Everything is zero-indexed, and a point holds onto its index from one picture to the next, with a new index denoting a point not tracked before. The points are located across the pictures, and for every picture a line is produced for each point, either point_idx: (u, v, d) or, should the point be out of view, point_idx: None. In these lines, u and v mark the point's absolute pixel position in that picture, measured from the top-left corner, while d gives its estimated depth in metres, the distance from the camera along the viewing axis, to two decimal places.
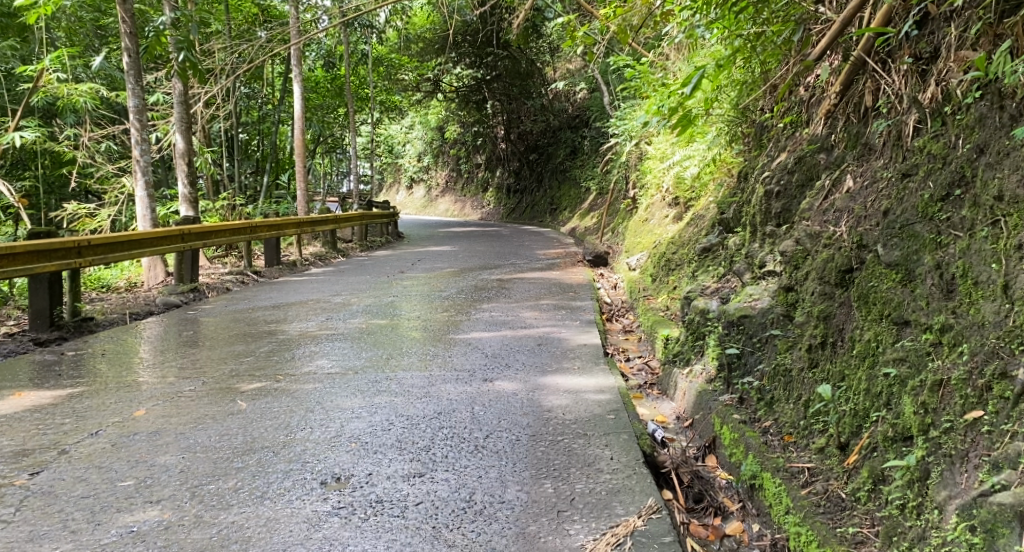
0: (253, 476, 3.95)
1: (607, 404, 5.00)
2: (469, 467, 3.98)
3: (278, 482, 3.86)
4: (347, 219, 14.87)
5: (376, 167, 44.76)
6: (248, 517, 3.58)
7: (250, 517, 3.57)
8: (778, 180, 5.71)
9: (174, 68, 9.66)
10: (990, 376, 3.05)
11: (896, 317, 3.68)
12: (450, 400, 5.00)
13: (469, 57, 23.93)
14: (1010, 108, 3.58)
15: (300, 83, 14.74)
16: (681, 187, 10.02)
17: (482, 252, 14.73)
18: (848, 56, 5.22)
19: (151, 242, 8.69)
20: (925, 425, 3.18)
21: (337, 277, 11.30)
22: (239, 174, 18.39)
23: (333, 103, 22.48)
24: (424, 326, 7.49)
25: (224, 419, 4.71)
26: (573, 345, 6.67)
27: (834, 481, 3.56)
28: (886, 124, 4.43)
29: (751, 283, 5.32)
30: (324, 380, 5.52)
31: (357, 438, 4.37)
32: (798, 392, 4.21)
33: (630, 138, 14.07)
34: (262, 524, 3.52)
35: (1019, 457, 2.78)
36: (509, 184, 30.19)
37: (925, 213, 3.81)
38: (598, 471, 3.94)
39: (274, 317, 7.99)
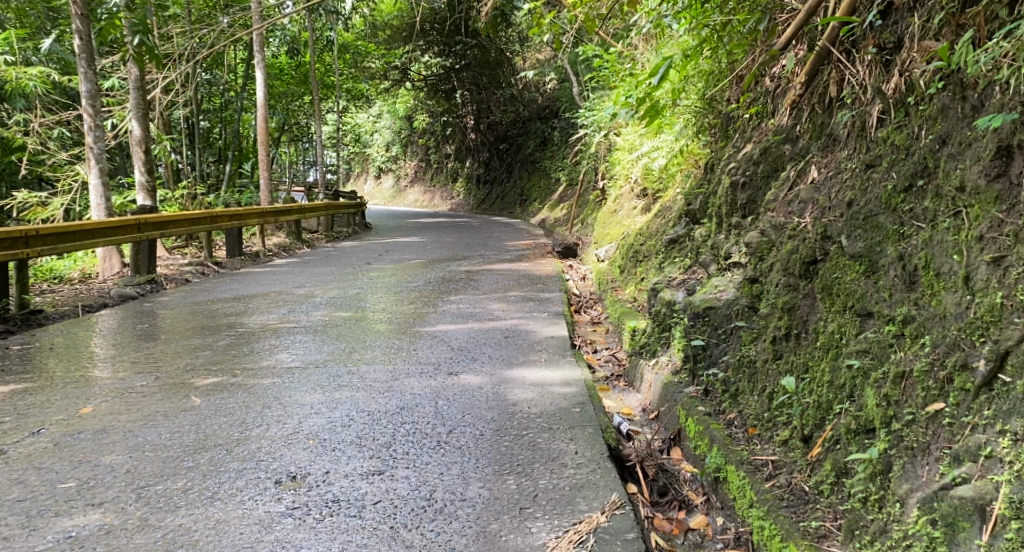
0: (204, 475, 3.84)
1: (573, 397, 4.95)
2: (430, 463, 3.91)
3: (230, 482, 3.77)
4: (311, 208, 14.69)
5: (344, 157, 44.39)
6: (197, 519, 3.48)
7: (198, 520, 3.47)
8: (744, 171, 5.69)
9: (129, 52, 9.41)
10: (952, 367, 3.01)
11: (860, 309, 3.67)
12: (413, 395, 4.92)
13: (437, 46, 23.77)
14: (971, 99, 3.56)
15: (264, 70, 14.47)
16: (649, 178, 10.00)
17: (451, 243, 14.64)
18: (813, 47, 5.20)
19: (105, 232, 8.47)
20: (887, 418, 3.16)
21: (300, 268, 11.14)
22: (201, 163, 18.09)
23: (297, 91, 22.18)
24: (388, 318, 7.39)
25: (176, 416, 4.59)
26: (540, 337, 6.62)
27: (798, 474, 3.55)
28: (850, 115, 4.41)
29: (717, 275, 5.31)
30: (283, 374, 5.41)
31: (315, 434, 4.27)
32: (762, 385, 4.20)
33: (599, 129, 14.05)
34: (210, 526, 3.42)
35: (980, 450, 2.75)
36: (479, 174, 30.09)
37: (888, 205, 3.80)
38: (562, 466, 3.88)
39: (234, 310, 7.85)
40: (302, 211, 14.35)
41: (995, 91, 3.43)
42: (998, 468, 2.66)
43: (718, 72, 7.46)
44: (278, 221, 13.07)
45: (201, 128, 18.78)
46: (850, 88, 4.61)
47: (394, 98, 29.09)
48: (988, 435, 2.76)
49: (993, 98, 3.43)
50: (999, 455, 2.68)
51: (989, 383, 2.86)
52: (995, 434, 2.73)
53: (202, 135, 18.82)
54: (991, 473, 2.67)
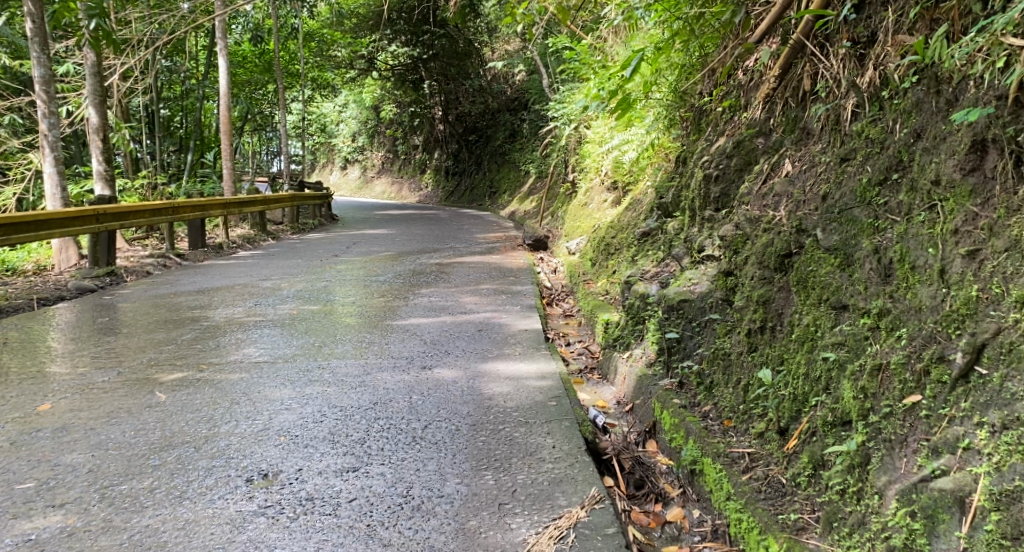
0: (171, 474, 3.76)
1: (548, 391, 4.93)
2: (406, 459, 3.86)
3: (199, 481, 3.69)
4: (276, 199, 14.52)
5: (310, 147, 43.90)
6: (165, 519, 3.40)
7: (166, 520, 3.40)
8: (716, 164, 5.69)
9: (86, 37, 9.17)
10: (928, 360, 3.03)
11: (835, 301, 3.69)
12: (386, 390, 4.86)
13: (405, 35, 23.61)
14: (946, 93, 3.58)
15: (227, 58, 14.22)
16: (619, 171, 10.01)
17: (420, 236, 14.55)
18: (786, 41, 5.22)
19: (61, 223, 8.29)
20: (864, 410, 3.18)
21: (266, 260, 10.98)
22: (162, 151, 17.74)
23: (260, 79, 21.85)
24: (358, 311, 7.32)
25: (140, 413, 4.49)
26: (513, 331, 6.59)
27: (775, 466, 3.56)
28: (825, 108, 4.43)
29: (690, 268, 5.32)
30: (251, 369, 5.33)
31: (287, 431, 4.21)
32: (737, 377, 4.21)
33: (570, 122, 14.04)
34: (179, 527, 3.35)
35: (958, 442, 2.76)
36: (447, 166, 29.96)
37: (863, 198, 3.82)
38: (540, 461, 3.87)
39: (198, 303, 7.72)
40: (267, 202, 14.15)
41: (970, 85, 3.46)
42: (976, 460, 2.68)
43: (689, 65, 7.46)
44: (241, 212, 12.87)
45: (161, 117, 18.39)
46: (824, 82, 4.63)
47: (361, 88, 28.80)
48: (965, 427, 2.77)
49: (967, 93, 3.46)
50: (977, 447, 2.70)
51: (965, 375, 2.88)
52: (973, 426, 2.75)
53: (162, 123, 18.42)
54: (969, 465, 2.69)
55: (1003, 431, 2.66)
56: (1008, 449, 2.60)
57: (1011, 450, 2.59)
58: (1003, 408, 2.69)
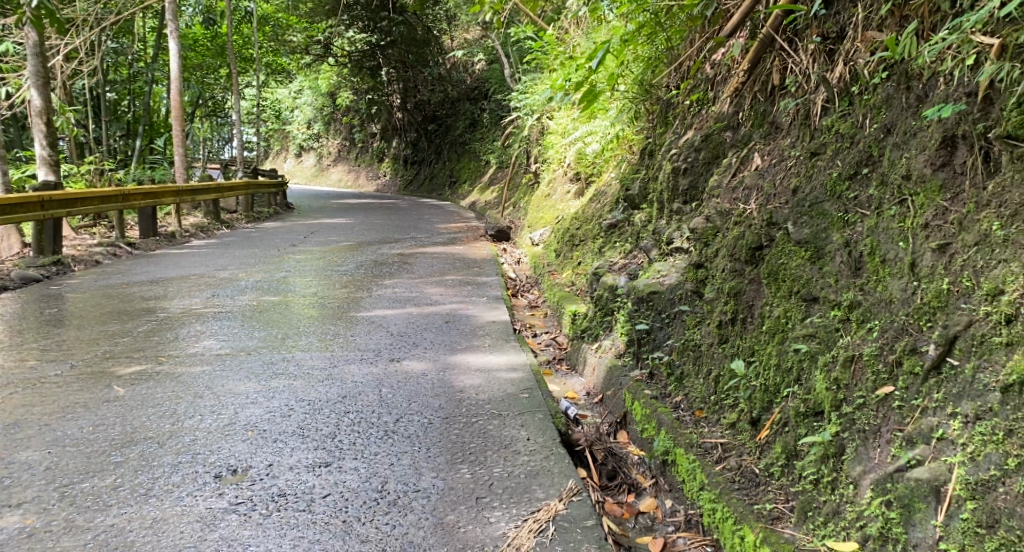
0: (135, 471, 3.67)
1: (520, 383, 4.93)
2: (379, 454, 3.83)
3: (165, 478, 3.61)
4: (230, 186, 14.26)
5: (264, 133, 43.18)
6: (131, 518, 3.33)
7: (133, 519, 3.32)
8: (685, 157, 5.73)
9: (28, 16, 8.86)
10: (901, 352, 3.09)
11: (806, 294, 3.74)
12: (355, 383, 4.82)
13: (363, 21, 23.34)
14: (916, 89, 3.64)
15: (178, 41, 13.87)
16: (583, 163, 10.03)
17: (380, 225, 14.43)
18: (756, 35, 5.28)
19: (2, 210, 8.06)
20: (837, 401, 3.23)
21: (222, 250, 10.79)
22: (109, 137, 17.14)
23: (212, 62, 21.37)
24: (321, 303, 7.23)
25: (98, 408, 4.38)
26: (481, 322, 6.58)
27: (748, 456, 3.61)
28: (795, 103, 4.49)
29: (659, 260, 5.36)
30: (212, 362, 5.23)
31: (254, 425, 4.14)
32: (708, 368, 4.26)
33: (532, 113, 14.05)
34: (147, 526, 3.28)
35: (932, 432, 2.82)
36: (406, 155, 29.77)
37: (833, 192, 3.88)
38: (515, 454, 3.87)
39: (153, 293, 7.54)
40: (220, 190, 13.89)
41: (939, 82, 3.51)
42: (949, 450, 2.74)
43: (655, 58, 7.49)
44: (194, 200, 12.61)
45: (107, 101, 17.24)
46: (794, 77, 4.69)
47: (317, 74, 28.36)
48: (939, 418, 2.83)
49: (937, 89, 3.52)
50: (950, 437, 2.76)
51: (937, 367, 2.93)
52: (946, 417, 2.80)
53: (107, 107, 17.27)
54: (943, 455, 2.75)
55: (975, 422, 2.72)
56: (982, 439, 2.66)
57: (985, 440, 2.65)
58: (975, 400, 2.75)
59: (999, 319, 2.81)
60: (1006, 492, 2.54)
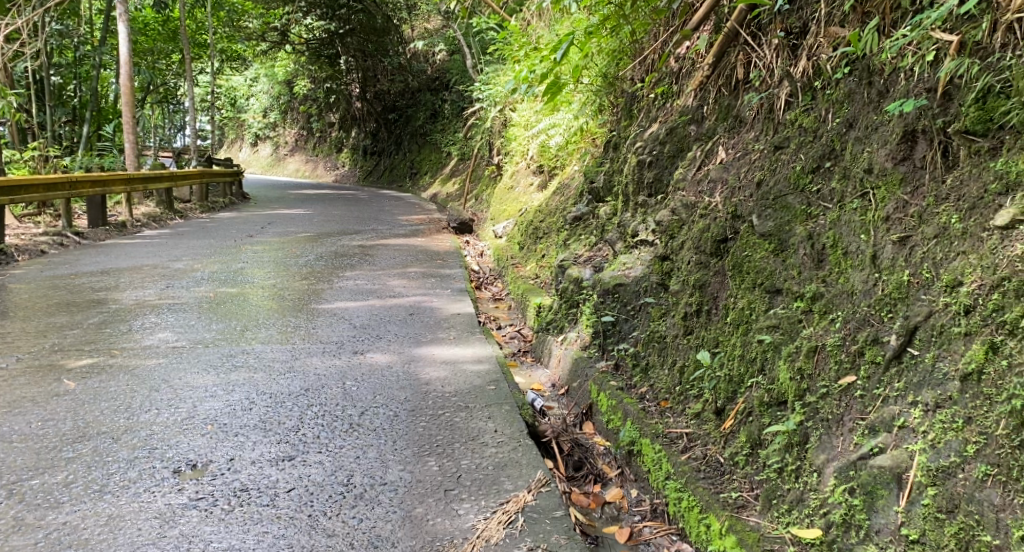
0: (88, 467, 3.60)
1: (486, 375, 4.93)
2: (344, 447, 3.80)
3: (120, 474, 3.54)
4: (183, 175, 14.01)
5: (217, 121, 42.44)
6: (84, 516, 3.26)
7: (87, 517, 3.25)
8: (650, 150, 5.77)
9: None
10: (863, 342, 3.15)
11: (769, 285, 3.80)
12: (318, 376, 4.78)
13: (321, 8, 23.03)
14: (877, 85, 3.70)
15: (127, 25, 13.56)
16: (546, 155, 10.03)
17: (340, 217, 14.30)
18: (720, 29, 5.33)
19: None
20: (801, 390, 3.29)
21: (176, 241, 10.60)
22: (54, 122, 16.72)
23: (163, 48, 20.93)
24: (280, 294, 7.14)
25: (46, 403, 4.28)
26: (446, 315, 6.56)
27: (712, 446, 3.65)
28: (759, 97, 4.55)
29: (624, 253, 5.41)
30: (168, 355, 5.14)
31: (214, 419, 4.08)
32: (673, 359, 4.30)
33: (495, 104, 14.02)
34: (102, 523, 3.21)
35: (894, 420, 2.88)
36: (366, 145, 29.53)
37: (797, 185, 3.94)
38: (483, 446, 3.87)
39: (103, 285, 7.38)
40: (172, 179, 13.63)
41: (900, 77, 3.57)
42: (911, 438, 2.80)
43: (619, 51, 7.51)
44: (146, 188, 12.36)
45: (52, 84, 16.80)
46: (758, 71, 4.75)
47: (273, 62, 27.94)
48: (901, 407, 2.88)
49: (898, 85, 3.58)
50: (911, 425, 2.82)
51: (898, 356, 2.99)
52: (907, 405, 2.86)
53: (53, 92, 16.90)
54: (905, 443, 2.81)
55: (935, 410, 2.78)
56: (943, 427, 2.72)
57: (946, 428, 2.71)
58: (935, 388, 2.81)
59: (958, 310, 2.87)
60: (965, 478, 2.60)
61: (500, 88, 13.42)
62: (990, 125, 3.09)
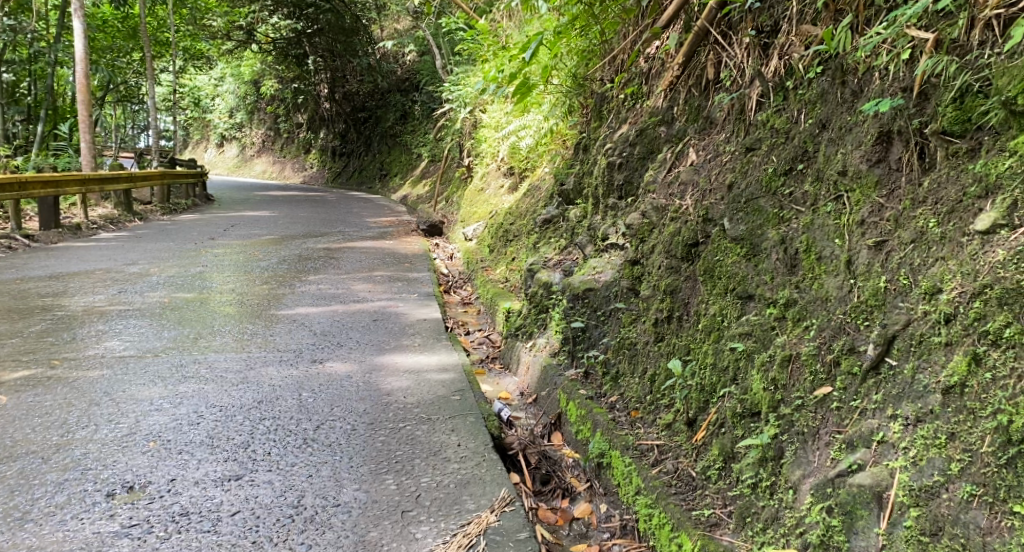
0: (13, 491, 3.38)
1: (451, 384, 4.76)
2: (295, 465, 3.61)
3: (48, 499, 3.33)
4: (142, 176, 13.65)
5: (182, 121, 41.79)
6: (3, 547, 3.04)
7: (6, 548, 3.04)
8: (620, 152, 5.64)
9: None
10: (839, 351, 3.02)
11: (741, 291, 3.68)
12: (273, 386, 4.58)
13: (288, 8, 22.71)
14: (851, 84, 3.58)
15: (83, 20, 13.19)
16: (516, 157, 9.88)
17: (306, 219, 14.04)
18: (690, 28, 5.21)
19: None
20: (775, 402, 3.16)
21: (133, 243, 10.29)
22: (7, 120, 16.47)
23: (123, 45, 20.49)
24: (238, 300, 6.91)
25: None
26: (411, 320, 6.37)
27: (684, 459, 3.52)
28: (730, 97, 4.43)
29: (594, 256, 5.27)
30: (113, 365, 4.91)
31: (157, 435, 3.87)
32: (643, 367, 4.17)
33: (465, 105, 13.86)
34: None
35: (872, 435, 2.76)
36: (335, 147, 29.21)
37: (769, 187, 3.82)
38: (445, 462, 3.70)
39: (51, 290, 7.10)
40: (131, 180, 13.27)
41: (874, 77, 3.46)
42: (891, 454, 2.67)
43: (589, 51, 7.38)
44: (102, 190, 12.01)
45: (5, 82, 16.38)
46: (728, 71, 4.64)
47: (239, 61, 27.52)
48: (879, 420, 2.76)
49: (873, 84, 3.46)
50: (891, 440, 2.69)
51: (875, 367, 2.87)
52: (886, 419, 2.74)
53: (6, 89, 16.54)
54: (884, 460, 2.68)
55: (916, 425, 2.65)
56: (925, 443, 2.59)
57: (928, 445, 2.59)
58: (915, 401, 2.69)
59: (938, 319, 2.75)
60: (949, 498, 2.48)
61: (469, 89, 13.24)
62: (968, 126, 2.98)
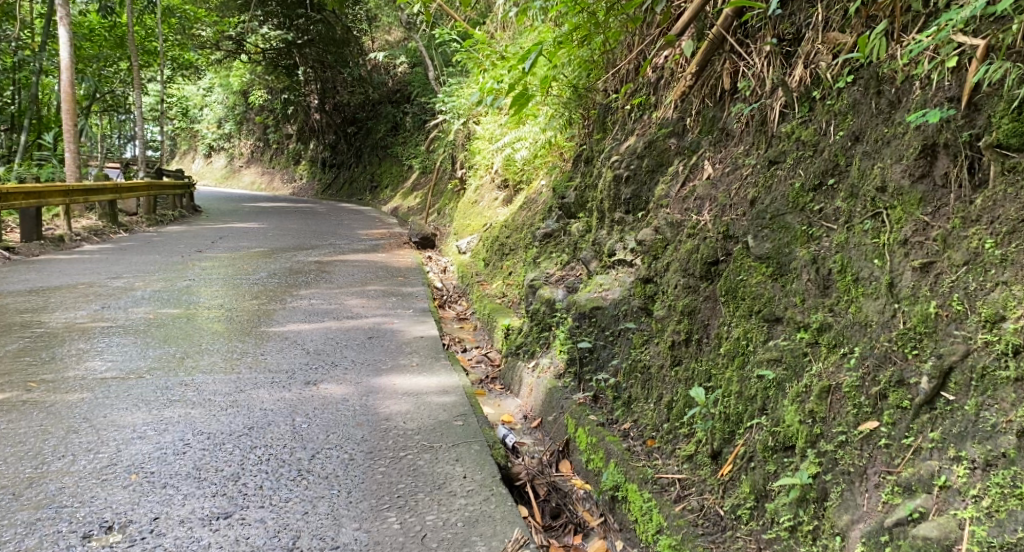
0: None
1: (453, 408, 4.49)
2: (289, 501, 3.33)
3: (18, 542, 3.03)
4: (128, 186, 13.33)
5: (169, 132, 41.44)
6: None
7: None
8: (627, 164, 5.39)
9: None
10: (885, 383, 2.79)
11: (767, 314, 3.45)
12: (264, 411, 4.29)
13: (278, 17, 22.45)
14: (887, 94, 3.34)
15: (68, 28, 12.85)
16: (511, 169, 9.64)
17: (296, 230, 13.73)
18: (703, 36, 4.98)
19: None
20: (813, 436, 2.93)
21: (117, 256, 9.97)
22: None
23: (110, 55, 20.24)
24: (227, 316, 6.62)
25: None
26: (408, 337, 6.11)
27: (709, 495, 3.28)
28: (750, 108, 4.19)
29: (600, 273, 5.03)
30: (94, 388, 4.61)
31: (138, 467, 3.58)
32: (659, 393, 3.92)
33: (458, 117, 13.63)
34: None
35: (934, 479, 2.53)
36: (324, 158, 28.95)
37: (795, 204, 3.58)
38: (451, 496, 3.43)
39: (30, 306, 6.78)
40: (116, 190, 12.95)
41: (914, 86, 3.22)
42: (957, 502, 2.45)
43: (590, 61, 7.14)
44: (86, 200, 11.69)
45: None
46: (746, 81, 4.42)
47: (227, 71, 27.16)
48: (940, 462, 2.53)
49: (913, 94, 3.21)
50: (956, 486, 2.47)
51: (930, 402, 2.64)
52: (949, 461, 2.52)
53: None
54: (951, 508, 2.45)
55: (984, 470, 2.43)
56: (1000, 492, 2.37)
57: (1006, 494, 2.35)
58: (984, 443, 2.46)
59: (1004, 350, 2.53)
60: None
61: (463, 100, 12.97)
62: None
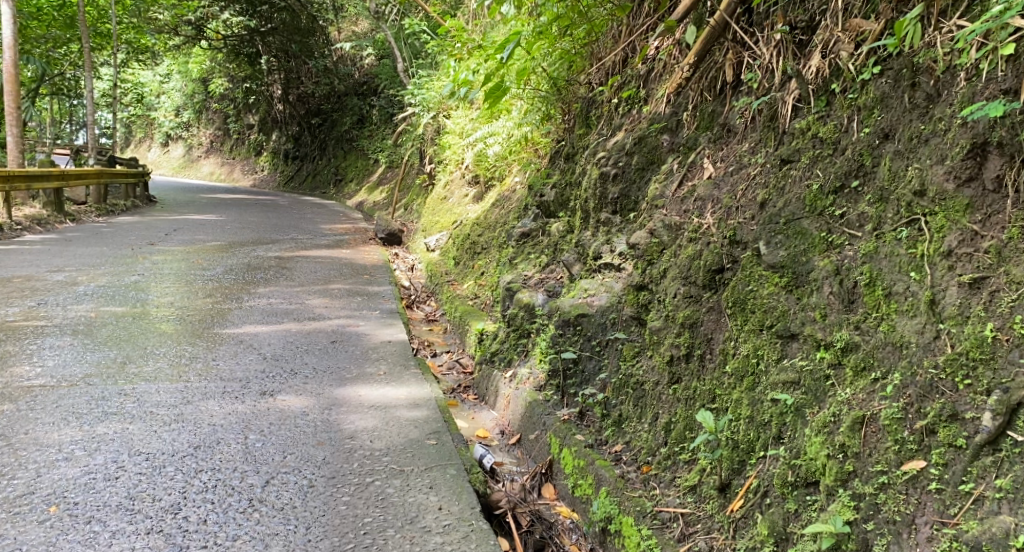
0: None
1: (425, 425, 4.05)
2: (237, 540, 2.90)
3: None
4: (76, 173, 12.64)
5: (126, 119, 40.17)
6: None
7: None
8: (615, 161, 4.99)
9: None
10: (935, 417, 2.46)
11: (781, 329, 3.07)
12: (213, 427, 3.81)
13: (240, 4, 21.69)
14: (923, 86, 2.99)
15: (11, 5, 12.12)
16: (482, 165, 9.21)
17: (256, 223, 13.14)
18: (703, 23, 4.60)
19: None
20: (844, 475, 2.59)
21: (61, 248, 9.33)
22: None
23: (60, 35, 19.41)
24: (177, 315, 6.10)
25: None
26: (374, 342, 5.65)
27: (718, 535, 2.90)
28: (758, 102, 3.81)
29: (585, 278, 4.62)
30: (17, 399, 4.09)
31: (59, 497, 3.11)
32: (653, 413, 3.52)
33: (428, 109, 13.12)
34: None
35: (1009, 539, 2.21)
36: (287, 149, 28.18)
37: (813, 207, 3.20)
38: (425, 534, 3.02)
39: None
40: (63, 177, 12.26)
41: (957, 77, 2.88)
42: None
43: (572, 53, 6.69)
44: (29, 187, 11.02)
45: None
46: (753, 72, 4.05)
47: (186, 57, 26.27)
48: (1016, 518, 2.22)
49: (956, 88, 2.87)
50: None
51: (993, 442, 2.34)
52: None
53: None
54: None
55: None
56: None
57: None
58: None
59: None
60: None
61: (433, 92, 12.49)
62: None
